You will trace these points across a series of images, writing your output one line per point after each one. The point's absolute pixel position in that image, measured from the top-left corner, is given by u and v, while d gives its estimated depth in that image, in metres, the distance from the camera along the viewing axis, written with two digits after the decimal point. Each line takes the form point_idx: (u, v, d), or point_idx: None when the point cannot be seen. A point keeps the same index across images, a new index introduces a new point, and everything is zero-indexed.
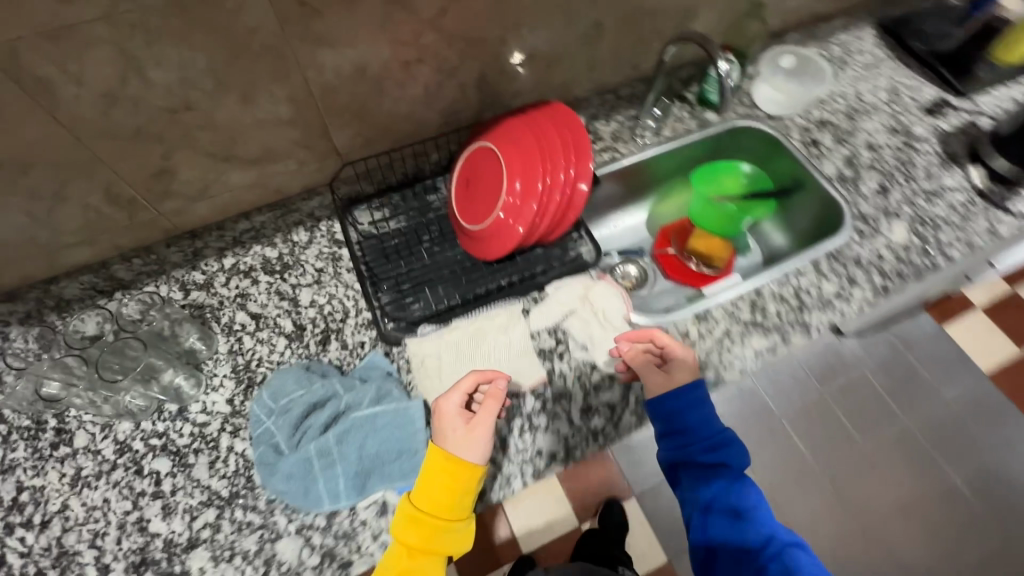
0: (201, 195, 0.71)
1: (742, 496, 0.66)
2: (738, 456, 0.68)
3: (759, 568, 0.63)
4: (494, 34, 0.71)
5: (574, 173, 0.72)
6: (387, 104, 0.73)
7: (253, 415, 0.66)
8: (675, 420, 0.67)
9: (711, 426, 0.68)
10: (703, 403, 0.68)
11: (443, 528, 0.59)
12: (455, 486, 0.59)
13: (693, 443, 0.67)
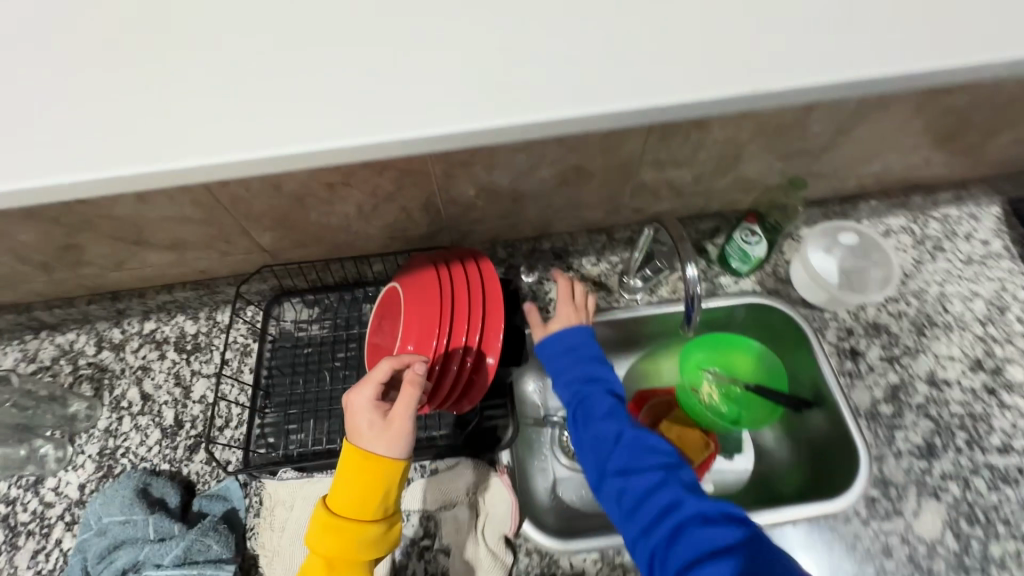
0: (118, 267, 0.69)
1: (605, 410, 0.61)
2: (606, 372, 0.64)
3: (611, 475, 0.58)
4: (439, 169, 0.61)
5: (484, 333, 0.60)
6: (314, 216, 0.65)
7: (81, 520, 0.63)
8: (547, 356, 0.66)
9: (575, 352, 0.65)
10: (570, 338, 0.66)
11: (357, 532, 0.53)
12: (369, 482, 0.53)
13: (560, 378, 0.65)
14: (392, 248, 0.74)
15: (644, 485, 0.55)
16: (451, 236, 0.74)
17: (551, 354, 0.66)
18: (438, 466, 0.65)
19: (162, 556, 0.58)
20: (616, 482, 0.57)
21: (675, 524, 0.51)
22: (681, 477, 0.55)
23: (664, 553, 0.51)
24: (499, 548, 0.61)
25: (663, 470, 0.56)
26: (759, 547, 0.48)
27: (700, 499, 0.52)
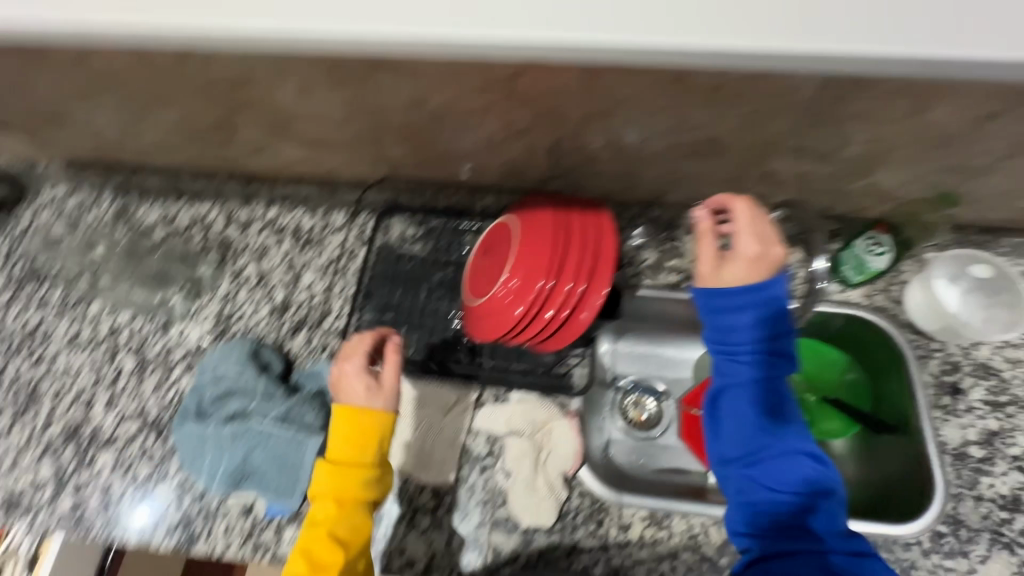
0: (260, 152, 0.75)
1: (768, 412, 0.58)
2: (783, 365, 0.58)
3: (751, 476, 0.57)
4: (576, 113, 0.61)
5: (587, 288, 0.60)
6: (444, 138, 0.67)
7: (200, 366, 0.71)
8: (716, 314, 0.59)
9: (760, 334, 0.58)
10: (760, 307, 0.57)
11: (355, 476, 0.57)
12: (356, 431, 0.58)
13: (730, 351, 0.59)
14: (505, 184, 0.76)
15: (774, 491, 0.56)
16: (565, 184, 0.75)
17: (720, 315, 0.59)
18: (512, 397, 0.69)
19: (263, 412, 0.66)
20: (750, 484, 0.57)
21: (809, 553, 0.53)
22: (829, 501, 0.56)
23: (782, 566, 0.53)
24: (555, 483, 0.64)
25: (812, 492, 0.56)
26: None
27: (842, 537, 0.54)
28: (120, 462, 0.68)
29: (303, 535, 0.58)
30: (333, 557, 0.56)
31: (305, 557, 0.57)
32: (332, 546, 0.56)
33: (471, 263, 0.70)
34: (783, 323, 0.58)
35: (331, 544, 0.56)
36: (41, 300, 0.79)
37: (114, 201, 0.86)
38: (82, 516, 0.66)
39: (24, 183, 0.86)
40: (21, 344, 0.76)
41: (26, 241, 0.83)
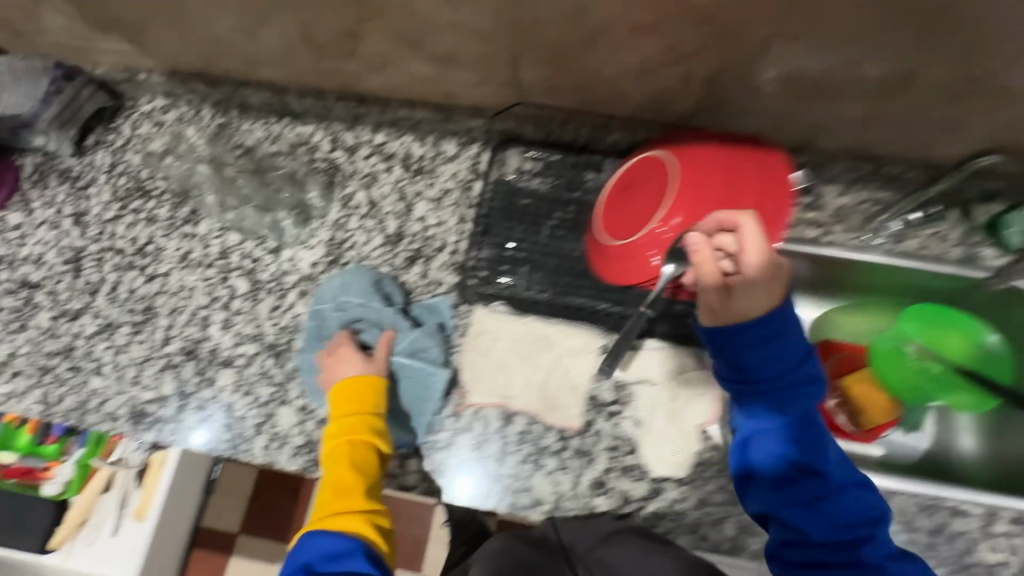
0: (381, 67, 0.69)
1: (807, 446, 0.52)
2: (813, 394, 0.53)
3: (793, 514, 0.51)
4: (760, 35, 0.54)
5: (756, 236, 0.56)
6: (592, 60, 0.61)
7: (319, 292, 0.70)
8: (729, 344, 0.54)
9: (785, 362, 0.52)
10: (778, 332, 0.52)
11: (363, 417, 0.61)
12: (362, 390, 0.62)
13: (752, 380, 0.53)
14: (640, 116, 0.69)
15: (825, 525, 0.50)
16: (708, 121, 0.69)
17: (743, 342, 0.53)
18: (641, 344, 0.66)
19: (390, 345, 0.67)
20: (797, 524, 0.50)
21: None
22: (880, 530, 0.50)
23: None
24: (689, 434, 0.62)
25: (866, 526, 0.50)
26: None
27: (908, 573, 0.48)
28: (240, 383, 0.68)
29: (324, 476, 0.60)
30: (353, 482, 0.58)
31: (327, 491, 0.59)
32: (352, 476, 0.58)
33: (609, 197, 0.65)
34: (801, 347, 0.54)
35: (351, 470, 0.58)
36: (149, 216, 0.77)
37: (214, 117, 0.82)
38: (207, 432, 0.66)
39: (123, 92, 0.82)
40: (133, 259, 0.75)
41: (129, 154, 0.81)
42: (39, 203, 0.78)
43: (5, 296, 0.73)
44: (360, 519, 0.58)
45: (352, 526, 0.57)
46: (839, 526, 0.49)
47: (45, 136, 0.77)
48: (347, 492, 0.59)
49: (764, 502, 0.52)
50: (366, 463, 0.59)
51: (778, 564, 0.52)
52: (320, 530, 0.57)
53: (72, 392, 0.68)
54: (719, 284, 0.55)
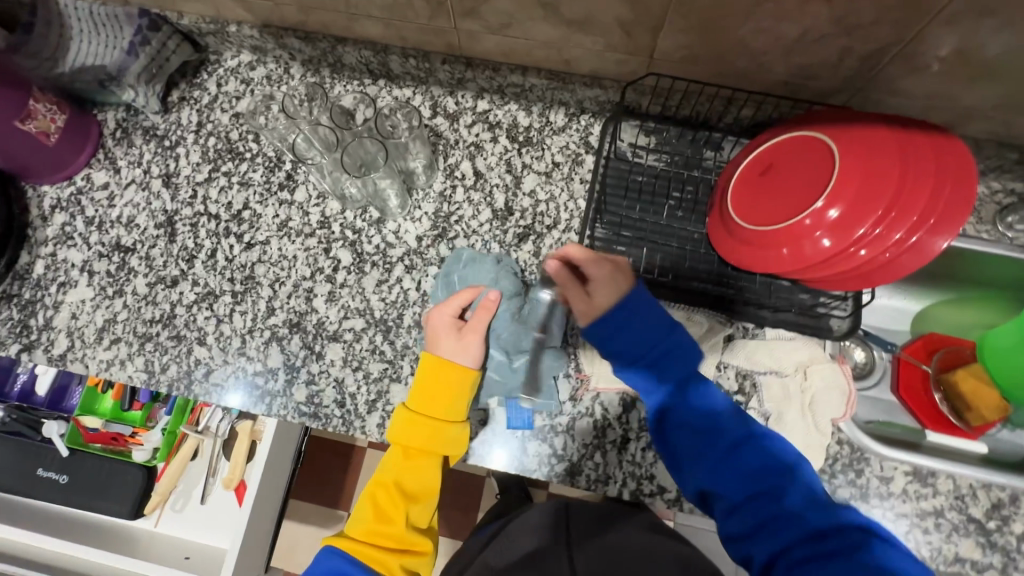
0: (501, 29, 0.63)
1: (694, 410, 0.56)
2: (686, 360, 0.58)
3: (713, 479, 0.53)
4: (951, 8, 0.49)
5: (922, 234, 0.52)
6: (746, 30, 0.56)
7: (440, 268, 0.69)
8: (604, 341, 0.60)
9: (651, 341, 0.58)
10: (632, 315, 0.59)
11: (439, 432, 0.60)
12: (449, 390, 0.60)
13: (628, 363, 0.59)
14: (775, 95, 0.65)
15: (742, 484, 0.52)
16: (850, 99, 0.64)
17: (620, 333, 0.58)
18: (765, 333, 0.66)
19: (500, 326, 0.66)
20: (717, 487, 0.53)
21: (798, 549, 0.46)
22: (798, 477, 0.51)
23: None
24: (823, 428, 0.61)
25: (778, 474, 0.51)
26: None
27: (831, 515, 0.48)
28: (349, 358, 0.66)
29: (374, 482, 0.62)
30: (397, 509, 0.60)
31: (369, 507, 0.61)
32: (397, 501, 0.60)
33: (744, 177, 0.62)
34: (663, 320, 0.59)
35: (398, 496, 0.60)
36: (242, 180, 0.73)
37: (304, 76, 0.77)
38: (319, 407, 0.64)
39: (206, 44, 0.76)
40: (228, 226, 0.72)
41: (217, 113, 0.76)
42: (125, 161, 0.75)
43: (99, 259, 0.71)
44: (385, 553, 0.58)
45: (376, 559, 0.58)
46: (747, 479, 0.52)
47: (132, 90, 0.72)
48: (390, 516, 0.60)
49: (689, 477, 0.55)
50: (418, 489, 0.61)
51: (725, 537, 0.52)
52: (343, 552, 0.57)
53: (175, 360, 0.67)
54: (576, 285, 0.61)
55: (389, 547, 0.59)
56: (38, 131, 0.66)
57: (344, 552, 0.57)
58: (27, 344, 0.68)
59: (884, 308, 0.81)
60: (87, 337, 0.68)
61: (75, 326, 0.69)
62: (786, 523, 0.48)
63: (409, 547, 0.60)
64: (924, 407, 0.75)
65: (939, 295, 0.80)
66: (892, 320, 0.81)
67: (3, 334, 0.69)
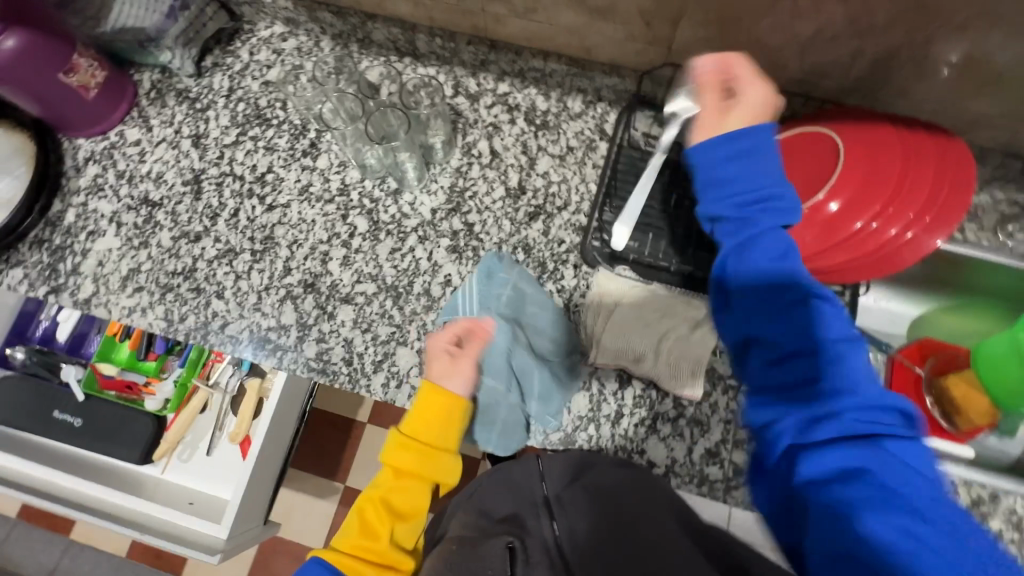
0: (527, 13, 0.65)
1: (765, 257, 0.47)
2: (782, 210, 0.48)
3: (769, 329, 0.46)
4: (960, 14, 0.50)
5: (919, 231, 0.54)
6: (762, 26, 0.58)
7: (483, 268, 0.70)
8: (705, 167, 0.50)
9: (750, 184, 0.48)
10: (759, 150, 0.49)
11: (434, 458, 0.61)
12: (441, 414, 0.61)
13: (719, 194, 0.49)
14: (787, 92, 0.67)
15: (799, 343, 0.45)
16: (860, 101, 0.66)
17: (725, 163, 0.49)
18: None
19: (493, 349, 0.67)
20: (761, 335, 0.46)
21: (830, 416, 0.42)
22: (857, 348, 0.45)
23: (805, 435, 0.43)
24: None
25: (836, 343, 0.44)
26: (925, 469, 0.40)
27: (879, 392, 0.43)
28: (360, 320, 0.69)
29: (363, 495, 0.62)
30: (383, 524, 0.59)
31: (356, 520, 0.60)
32: (385, 517, 0.60)
33: None
34: (771, 171, 0.49)
35: (387, 513, 0.60)
36: (268, 145, 0.76)
37: (333, 49, 0.79)
38: (327, 363, 0.67)
39: (242, 13, 0.78)
40: (252, 187, 0.75)
41: (248, 80, 0.78)
42: (157, 121, 0.78)
43: (127, 212, 0.74)
44: (367, 569, 0.58)
45: (357, 574, 0.57)
46: (804, 335, 0.45)
47: (170, 53, 0.75)
48: (372, 531, 0.59)
49: (739, 324, 0.48)
50: (409, 505, 0.60)
51: (751, 388, 0.47)
52: (329, 563, 0.57)
53: (194, 311, 0.70)
54: (718, 92, 0.53)
55: (372, 561, 0.58)
56: (78, 85, 0.69)
57: (328, 564, 0.57)
58: (55, 287, 0.71)
59: (883, 310, 0.83)
60: (111, 284, 0.71)
61: (101, 272, 0.72)
62: (831, 391, 0.43)
63: (391, 564, 0.59)
64: (914, 409, 0.76)
65: (938, 302, 0.81)
66: (889, 324, 0.83)
67: (33, 277, 0.72)
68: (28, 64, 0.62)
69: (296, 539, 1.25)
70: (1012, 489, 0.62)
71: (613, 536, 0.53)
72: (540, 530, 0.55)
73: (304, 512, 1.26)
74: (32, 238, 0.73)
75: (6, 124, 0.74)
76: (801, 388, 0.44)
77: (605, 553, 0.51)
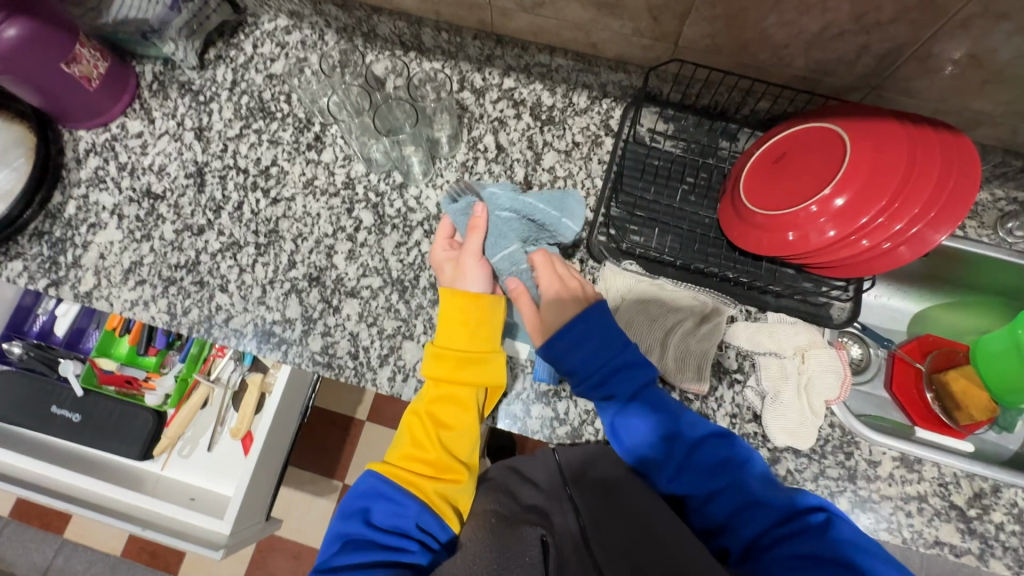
0: (534, 7, 0.65)
1: (650, 425, 0.60)
2: (635, 372, 0.61)
3: (685, 480, 0.59)
4: (964, 11, 0.51)
5: (923, 226, 0.55)
6: (768, 22, 0.59)
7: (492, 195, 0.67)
8: (563, 363, 0.61)
9: (605, 352, 0.61)
10: (588, 328, 0.62)
11: (479, 363, 0.61)
12: (469, 320, 0.62)
13: (582, 385, 0.61)
14: (792, 88, 0.68)
15: (707, 485, 0.58)
16: (863, 98, 0.67)
17: (581, 341, 0.61)
18: (766, 317, 0.68)
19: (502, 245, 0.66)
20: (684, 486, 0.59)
21: (767, 531, 0.53)
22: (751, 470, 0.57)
23: (760, 553, 0.53)
24: (816, 409, 0.64)
25: (739, 471, 0.57)
26: (869, 549, 0.49)
27: (792, 498, 0.54)
28: (366, 313, 0.68)
29: (410, 411, 0.62)
30: (430, 437, 0.59)
31: (406, 434, 0.61)
32: (431, 428, 0.60)
33: (757, 165, 0.65)
34: (611, 335, 0.62)
35: (431, 425, 0.60)
36: (272, 138, 0.76)
37: (338, 43, 0.79)
38: (333, 357, 0.67)
39: (245, 6, 0.78)
40: (256, 180, 0.74)
41: (251, 73, 0.78)
42: (160, 113, 0.77)
43: (129, 204, 0.74)
44: (421, 478, 0.58)
45: (411, 483, 0.57)
46: (709, 477, 0.58)
47: (173, 44, 0.73)
48: (422, 443, 0.60)
49: (663, 485, 0.60)
50: (453, 416, 0.60)
51: (701, 533, 0.59)
52: (383, 476, 0.57)
53: (197, 304, 0.69)
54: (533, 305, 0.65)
55: (426, 474, 0.58)
56: (80, 75, 0.68)
57: (383, 476, 0.57)
58: (55, 280, 0.71)
59: (883, 307, 0.84)
60: (113, 277, 0.71)
61: (102, 265, 0.71)
62: (755, 514, 0.55)
63: (444, 473, 0.59)
64: (915, 404, 0.76)
65: (938, 298, 0.82)
66: (890, 320, 0.84)
67: (33, 269, 0.71)
68: (30, 54, 0.61)
69: (294, 538, 1.25)
70: (1014, 481, 0.63)
71: (633, 520, 0.54)
72: (567, 521, 0.55)
73: (304, 511, 1.25)
74: (31, 230, 0.72)
75: (5, 115, 0.73)
76: (729, 520, 0.56)
77: (624, 538, 0.52)
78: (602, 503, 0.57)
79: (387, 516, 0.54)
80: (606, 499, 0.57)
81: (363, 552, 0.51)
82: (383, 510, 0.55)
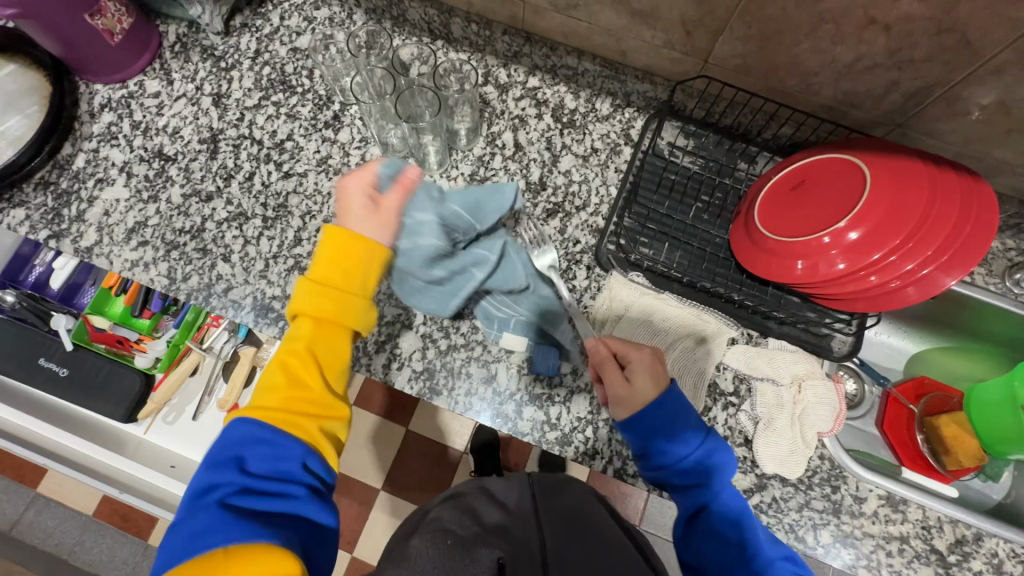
0: (567, 8, 0.64)
1: (722, 527, 0.54)
2: (724, 466, 0.56)
3: None
4: (998, 58, 0.51)
5: (934, 269, 0.55)
6: (800, 48, 0.58)
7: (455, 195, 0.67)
8: (640, 439, 0.57)
9: (689, 438, 0.56)
10: (672, 411, 0.57)
11: (349, 301, 0.52)
12: (355, 259, 0.52)
13: (669, 464, 0.56)
14: (817, 117, 0.68)
15: None
16: (886, 134, 0.66)
17: (669, 422, 0.56)
18: (767, 343, 0.68)
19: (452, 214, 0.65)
20: None
21: None
22: None
23: None
24: (808, 440, 0.64)
25: None
26: None
27: None
28: None
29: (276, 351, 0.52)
30: (307, 377, 0.51)
31: (272, 376, 0.51)
32: (305, 369, 0.51)
33: (774, 190, 0.64)
34: (696, 424, 0.57)
35: (304, 366, 0.51)
36: (289, 113, 0.75)
37: (365, 23, 0.78)
38: None
39: None
40: (270, 153, 0.73)
41: (276, 44, 0.77)
42: (179, 75, 0.76)
43: (139, 163, 0.73)
44: (303, 418, 0.50)
45: (291, 423, 0.49)
46: None
47: (199, 7, 0.72)
48: (296, 383, 0.51)
49: None
50: (331, 356, 0.52)
51: None
52: (260, 419, 0.49)
53: (198, 272, 0.69)
54: (616, 373, 0.59)
55: (306, 413, 0.51)
56: (104, 28, 0.67)
57: (254, 422, 0.49)
58: (56, 232, 0.70)
59: (882, 345, 0.84)
60: (115, 235, 0.70)
61: (105, 222, 0.70)
62: None
63: (327, 411, 0.52)
64: (905, 445, 0.75)
65: (938, 342, 0.82)
66: (888, 359, 0.84)
67: (35, 219, 0.70)
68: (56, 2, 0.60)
69: None
70: (998, 532, 0.63)
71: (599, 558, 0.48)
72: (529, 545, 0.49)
73: None
74: (38, 179, 0.71)
75: (24, 60, 0.72)
76: None
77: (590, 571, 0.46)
78: (572, 538, 0.51)
79: (265, 461, 0.47)
80: (575, 534, 0.52)
81: (243, 504, 0.44)
82: (260, 455, 0.47)
